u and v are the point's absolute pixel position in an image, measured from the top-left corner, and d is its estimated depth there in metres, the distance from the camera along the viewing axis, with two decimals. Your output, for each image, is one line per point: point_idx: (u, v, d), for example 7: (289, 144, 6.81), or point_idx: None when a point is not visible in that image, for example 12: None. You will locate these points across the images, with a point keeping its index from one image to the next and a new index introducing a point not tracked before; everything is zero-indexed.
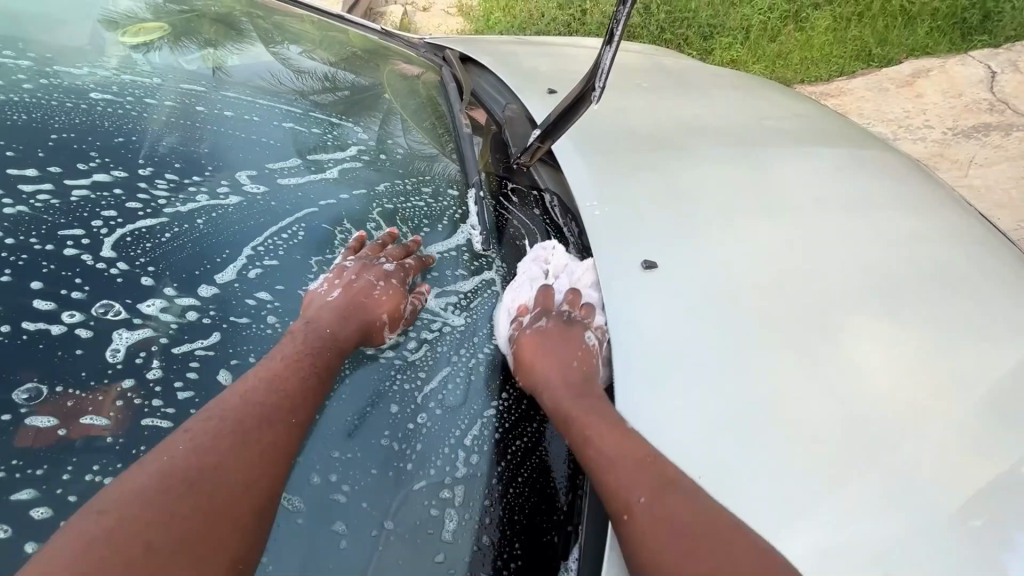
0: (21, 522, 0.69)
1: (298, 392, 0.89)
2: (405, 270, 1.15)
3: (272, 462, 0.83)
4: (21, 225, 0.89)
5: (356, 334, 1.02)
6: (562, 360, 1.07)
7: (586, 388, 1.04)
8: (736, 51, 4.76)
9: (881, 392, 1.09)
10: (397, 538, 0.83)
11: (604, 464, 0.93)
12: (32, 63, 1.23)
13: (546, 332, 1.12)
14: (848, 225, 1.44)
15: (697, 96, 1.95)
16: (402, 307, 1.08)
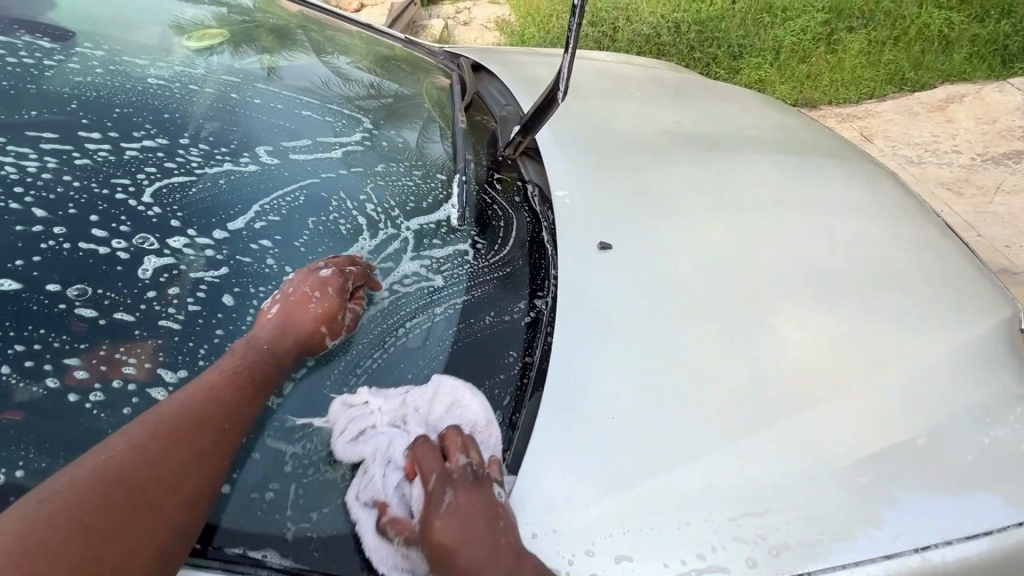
0: (65, 380, 0.87)
1: (236, 403, 0.94)
2: (344, 275, 1.16)
3: (210, 465, 0.87)
4: (85, 172, 1.07)
5: (294, 348, 1.06)
6: (478, 539, 0.87)
7: (515, 559, 0.87)
8: (765, 71, 4.78)
9: (801, 367, 1.22)
10: (353, 441, 1.00)
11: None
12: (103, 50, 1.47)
13: (452, 511, 0.89)
14: (808, 224, 1.56)
15: (692, 106, 2.11)
16: (341, 319, 1.12)
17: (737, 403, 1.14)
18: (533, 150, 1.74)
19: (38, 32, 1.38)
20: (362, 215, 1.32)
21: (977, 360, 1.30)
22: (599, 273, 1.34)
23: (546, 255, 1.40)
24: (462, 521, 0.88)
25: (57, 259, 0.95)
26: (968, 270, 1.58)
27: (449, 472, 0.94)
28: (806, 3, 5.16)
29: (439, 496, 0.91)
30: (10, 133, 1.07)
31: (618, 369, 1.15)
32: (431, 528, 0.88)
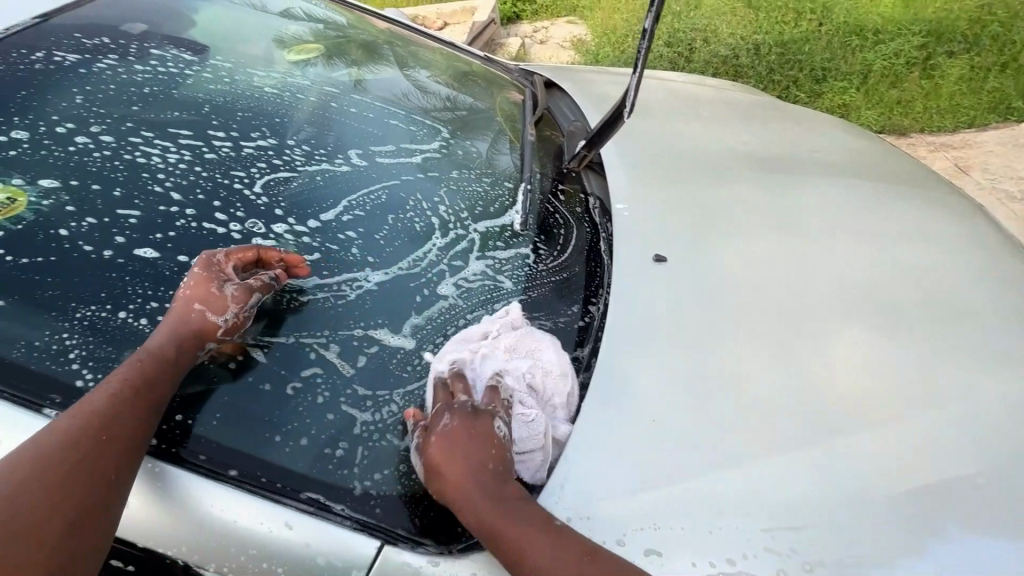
0: None
1: (113, 410, 0.89)
2: (208, 255, 1.10)
3: (96, 478, 0.85)
4: (212, 164, 1.26)
5: (172, 334, 0.99)
6: (470, 461, 0.97)
7: (500, 486, 0.96)
8: (850, 95, 4.60)
9: (855, 390, 1.21)
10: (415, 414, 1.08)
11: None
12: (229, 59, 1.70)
13: (450, 433, 0.99)
14: (876, 251, 1.53)
15: (763, 128, 2.11)
16: (218, 291, 1.05)
17: (780, 418, 1.15)
18: (597, 164, 1.82)
19: (182, 43, 1.62)
20: (435, 215, 1.44)
21: None
22: (654, 283, 1.39)
23: (602, 265, 1.47)
24: (462, 444, 0.98)
25: (188, 235, 1.13)
26: None
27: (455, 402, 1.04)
28: (901, 26, 4.92)
29: (444, 417, 1.02)
30: (156, 128, 1.27)
31: (666, 374, 1.20)
32: (434, 447, 0.98)
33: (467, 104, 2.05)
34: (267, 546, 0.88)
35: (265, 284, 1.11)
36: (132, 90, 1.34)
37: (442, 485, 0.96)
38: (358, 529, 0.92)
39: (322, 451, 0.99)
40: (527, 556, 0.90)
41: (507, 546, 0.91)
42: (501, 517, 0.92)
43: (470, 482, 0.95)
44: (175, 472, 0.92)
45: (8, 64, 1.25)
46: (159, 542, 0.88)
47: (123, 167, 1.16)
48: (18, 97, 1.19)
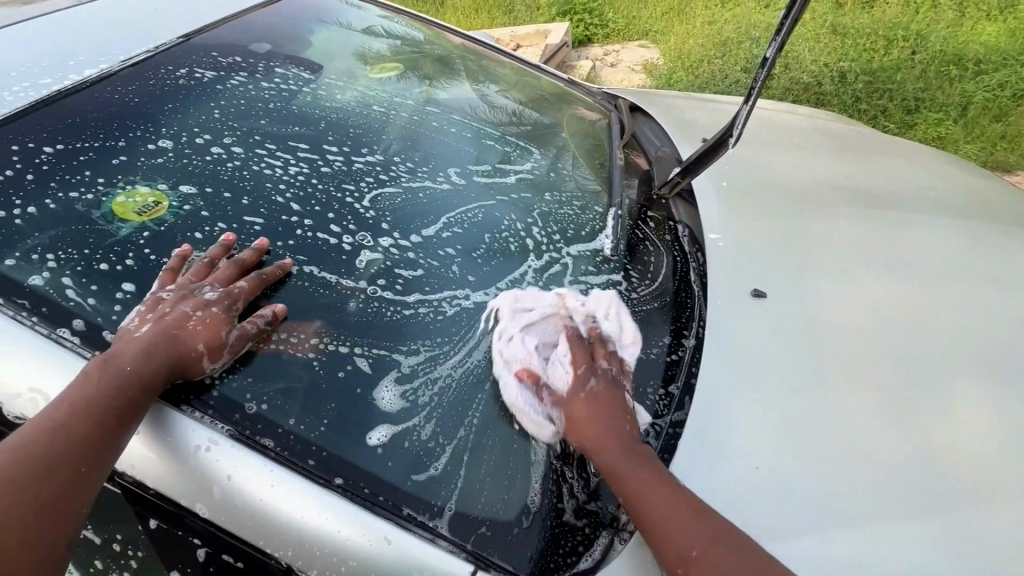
0: (299, 340, 1.07)
1: (85, 434, 0.88)
2: (231, 296, 1.05)
3: (57, 499, 0.85)
4: (327, 178, 1.33)
5: (165, 368, 0.95)
6: (606, 417, 1.02)
7: (632, 442, 1.00)
8: (947, 127, 4.30)
9: (982, 454, 1.10)
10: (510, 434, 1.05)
11: (657, 527, 0.92)
12: (334, 74, 1.78)
13: (590, 394, 1.05)
14: (1004, 299, 1.39)
15: (864, 160, 2.00)
16: (223, 335, 1.01)
17: (897, 480, 1.07)
18: (687, 191, 1.77)
19: (301, 63, 1.73)
20: (530, 237, 1.44)
21: None
22: (755, 319, 1.33)
23: (693, 296, 1.41)
24: (603, 402, 1.04)
25: (305, 245, 1.19)
26: None
27: (593, 367, 1.11)
28: (1008, 56, 4.58)
29: (587, 379, 1.07)
30: (278, 141, 1.36)
31: (768, 420, 1.14)
32: (577, 402, 1.04)
33: (529, 116, 2.06)
34: (369, 561, 0.89)
35: (262, 331, 1.05)
36: (259, 105, 1.44)
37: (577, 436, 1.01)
38: (455, 551, 0.91)
39: (427, 471, 0.98)
40: (651, 507, 0.93)
41: (632, 494, 0.95)
42: (632, 467, 0.97)
43: (607, 433, 1.00)
44: (286, 473, 0.92)
45: (157, 80, 1.38)
46: (268, 542, 0.90)
47: (250, 177, 1.25)
48: (166, 110, 1.31)
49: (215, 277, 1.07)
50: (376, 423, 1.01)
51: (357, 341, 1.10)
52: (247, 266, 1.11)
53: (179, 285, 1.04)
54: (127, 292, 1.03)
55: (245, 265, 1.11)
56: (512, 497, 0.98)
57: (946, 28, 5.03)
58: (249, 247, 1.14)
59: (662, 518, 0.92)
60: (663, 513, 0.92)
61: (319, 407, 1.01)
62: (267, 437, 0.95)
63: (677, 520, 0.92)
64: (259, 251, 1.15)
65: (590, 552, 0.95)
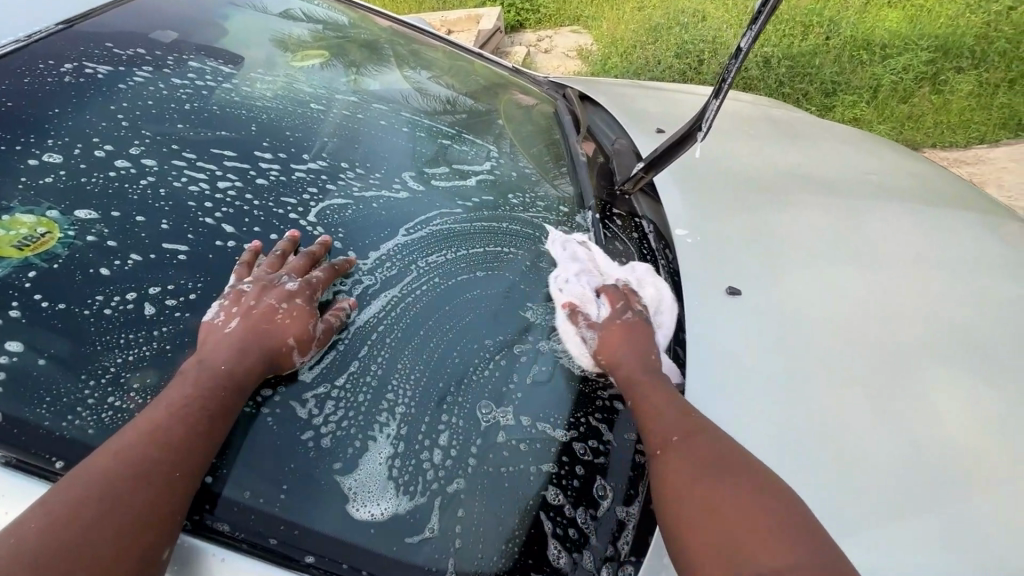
0: None
1: (179, 441, 0.80)
2: (311, 286, 1.02)
3: (148, 517, 0.74)
4: (264, 190, 1.15)
5: (259, 366, 0.91)
6: (629, 340, 1.15)
7: (648, 359, 1.12)
8: (862, 110, 4.57)
9: (959, 439, 1.13)
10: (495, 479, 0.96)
11: (651, 416, 1.02)
12: (256, 65, 1.56)
13: (621, 324, 1.17)
14: (954, 282, 1.45)
15: (807, 146, 2.04)
16: (310, 330, 0.98)
17: (887, 475, 1.07)
18: (649, 184, 1.72)
19: (216, 54, 1.51)
20: (495, 245, 1.33)
21: None
22: (733, 319, 1.29)
23: (666, 297, 1.35)
24: (633, 333, 1.16)
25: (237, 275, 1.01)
26: None
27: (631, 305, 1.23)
28: (910, 40, 4.92)
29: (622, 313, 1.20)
30: (198, 148, 1.16)
31: (758, 427, 1.11)
32: (612, 326, 1.18)
33: (466, 105, 1.93)
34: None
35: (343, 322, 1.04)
36: (172, 106, 1.22)
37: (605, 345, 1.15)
38: None
39: (419, 532, 0.87)
40: (649, 403, 1.04)
41: (639, 394, 1.05)
42: (646, 378, 1.07)
43: (630, 352, 1.12)
44: (239, 560, 0.80)
45: (35, 78, 1.14)
46: None
47: (167, 195, 1.05)
48: (51, 116, 1.08)
49: (290, 268, 1.03)
50: (379, 494, 0.88)
51: (315, 384, 0.95)
52: (320, 246, 1.10)
53: (257, 275, 1.00)
54: (13, 355, 0.82)
55: (318, 245, 1.10)
56: (511, 547, 0.90)
57: (855, 14, 5.33)
58: (318, 242, 1.12)
59: (660, 413, 1.01)
60: (660, 407, 1.02)
61: (276, 469, 0.86)
62: (223, 521, 0.82)
63: (671, 414, 1.01)
64: (322, 246, 1.11)
65: None
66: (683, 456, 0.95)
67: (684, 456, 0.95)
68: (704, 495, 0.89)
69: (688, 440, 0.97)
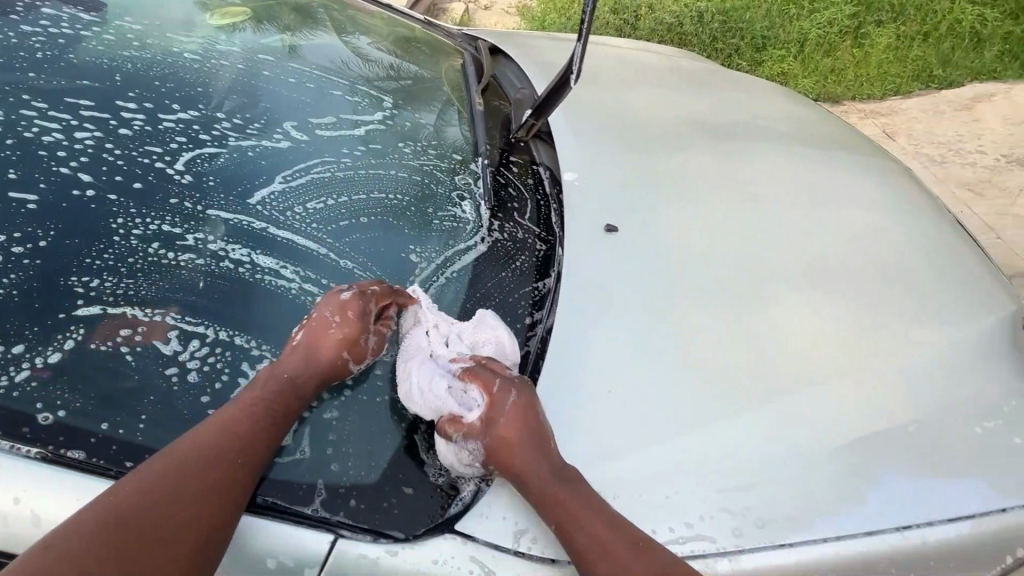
0: (91, 329, 0.90)
1: (252, 434, 0.91)
2: (366, 297, 1.06)
3: (223, 497, 0.85)
4: (128, 140, 1.14)
5: (318, 376, 0.99)
6: (525, 442, 0.96)
7: (556, 464, 0.95)
8: (788, 65, 4.69)
9: (800, 346, 1.22)
10: (368, 408, 1.03)
11: (586, 548, 0.91)
12: (129, 16, 1.50)
13: (507, 416, 0.97)
14: (816, 215, 1.54)
15: (708, 92, 2.09)
16: (364, 342, 1.05)
17: (735, 377, 1.15)
18: (545, 132, 1.77)
19: (81, 4, 1.45)
20: (378, 192, 1.36)
21: (974, 352, 1.30)
22: (609, 251, 1.37)
23: (556, 238, 1.41)
24: (523, 429, 0.97)
25: (90, 222, 1.00)
26: (977, 266, 1.56)
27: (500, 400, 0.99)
28: None
29: (503, 401, 0.98)
30: (52, 98, 1.14)
31: (620, 343, 1.17)
32: (495, 428, 0.97)
33: (411, 71, 1.91)
34: (241, 554, 0.88)
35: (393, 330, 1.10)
36: (21, 57, 1.19)
37: (497, 472, 0.96)
38: (318, 524, 0.90)
39: (291, 454, 0.95)
40: (580, 531, 0.91)
41: (554, 510, 0.92)
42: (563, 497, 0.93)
43: (536, 465, 0.94)
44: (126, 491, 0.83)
45: None
46: None
47: (16, 145, 1.05)
48: None
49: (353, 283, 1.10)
50: None
51: (196, 323, 0.97)
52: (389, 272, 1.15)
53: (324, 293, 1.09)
54: None
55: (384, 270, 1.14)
56: (377, 463, 0.98)
57: None
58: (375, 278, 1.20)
59: (594, 542, 0.90)
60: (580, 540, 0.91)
61: (137, 404, 0.89)
62: (77, 449, 0.83)
63: (594, 544, 0.90)
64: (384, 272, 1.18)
65: (460, 497, 0.96)
66: None
67: None
68: None
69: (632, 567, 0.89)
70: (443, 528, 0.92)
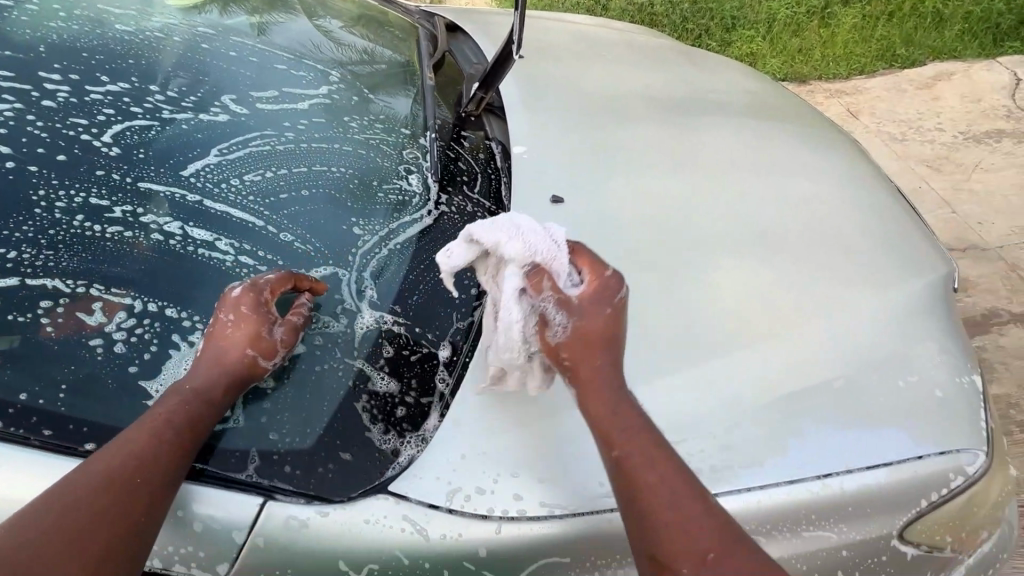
0: (10, 304, 0.91)
1: (165, 445, 0.86)
2: (258, 289, 1.03)
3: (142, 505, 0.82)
4: (51, 112, 1.12)
5: (224, 379, 0.95)
6: (606, 355, 0.98)
7: (623, 391, 0.97)
8: (757, 45, 4.67)
9: (733, 308, 1.26)
10: (305, 377, 1.04)
11: (645, 479, 0.89)
12: None
13: (596, 311, 0.99)
14: (759, 185, 1.57)
15: (662, 68, 2.09)
16: (270, 335, 1.01)
17: (672, 340, 1.18)
18: (498, 107, 1.76)
19: None
20: (320, 165, 1.35)
21: (904, 314, 1.36)
22: (554, 223, 1.38)
23: (504, 209, 1.43)
24: (609, 334, 0.99)
25: (9, 195, 0.99)
26: (912, 234, 1.60)
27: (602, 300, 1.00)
28: None
29: (597, 305, 0.99)
30: None
31: None
32: (586, 318, 0.98)
33: (385, 57, 1.86)
34: (175, 518, 0.89)
35: (304, 320, 1.07)
36: None
37: (570, 372, 0.97)
38: (248, 488, 0.91)
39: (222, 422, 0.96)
40: (639, 462, 0.91)
41: (617, 435, 0.93)
42: (625, 419, 0.94)
43: (609, 378, 0.97)
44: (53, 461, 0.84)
45: None
46: None
47: None
48: None
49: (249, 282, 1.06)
50: None
51: (122, 294, 0.97)
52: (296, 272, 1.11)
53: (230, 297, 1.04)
54: None
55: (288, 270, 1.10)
56: (313, 429, 0.99)
57: None
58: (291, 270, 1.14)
59: (651, 475, 0.90)
60: (650, 478, 0.89)
61: (60, 375, 0.88)
62: None
63: (663, 485, 0.89)
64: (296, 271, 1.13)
65: (397, 461, 0.98)
66: (689, 540, 0.85)
67: (686, 537, 0.85)
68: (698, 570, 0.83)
69: (681, 511, 0.87)
70: (377, 490, 0.95)
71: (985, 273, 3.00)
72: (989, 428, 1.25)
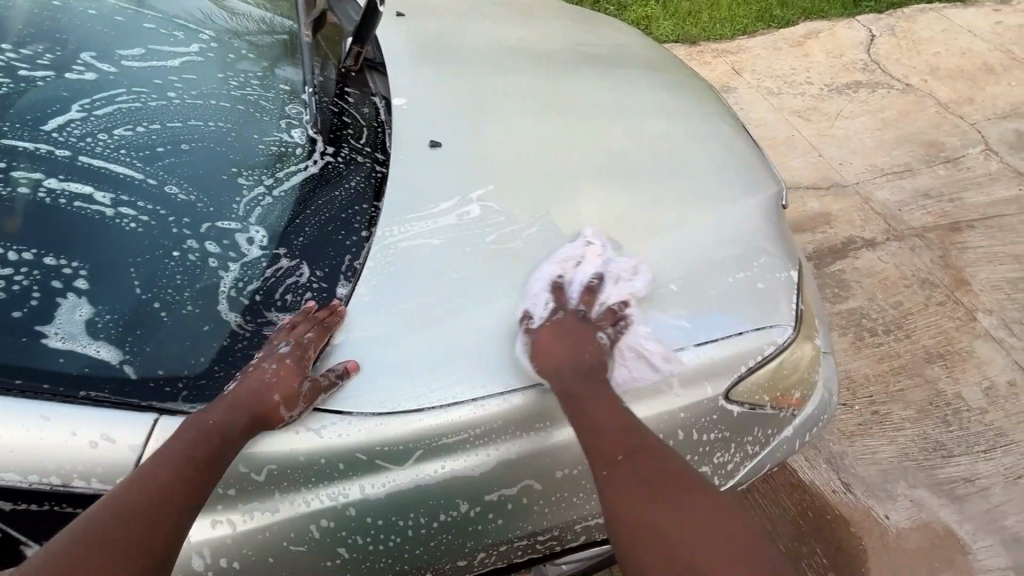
0: None
1: (181, 482, 0.94)
2: (303, 343, 1.10)
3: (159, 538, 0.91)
4: None
5: (246, 420, 1.02)
6: (573, 357, 1.22)
7: (590, 371, 1.22)
8: (650, 8, 4.93)
9: (590, 227, 1.45)
10: (197, 312, 1.12)
11: (592, 428, 1.14)
12: None
13: (562, 323, 1.27)
14: (622, 126, 1.77)
15: (540, 24, 2.24)
16: (296, 386, 1.06)
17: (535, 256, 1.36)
18: (377, 62, 1.84)
19: None
20: (195, 120, 1.38)
21: (737, 226, 1.61)
22: (432, 165, 1.50)
23: (385, 156, 1.51)
24: (574, 337, 1.25)
25: None
26: (754, 163, 1.87)
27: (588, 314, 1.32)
28: None
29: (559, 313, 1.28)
30: None
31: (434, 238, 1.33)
32: (547, 326, 1.25)
33: (286, 27, 1.84)
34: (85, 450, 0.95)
35: (334, 381, 1.09)
36: None
37: (549, 373, 1.19)
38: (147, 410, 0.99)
39: (111, 359, 1.02)
40: (590, 420, 1.15)
41: (574, 397, 1.18)
42: (581, 391, 1.19)
43: (569, 365, 1.21)
44: None
45: None
46: None
47: None
48: None
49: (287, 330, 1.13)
50: (86, 338, 1.02)
51: None
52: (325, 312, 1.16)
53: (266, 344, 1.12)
54: None
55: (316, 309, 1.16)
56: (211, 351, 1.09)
57: None
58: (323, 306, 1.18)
59: (598, 427, 1.14)
60: (595, 424, 1.15)
61: None
62: None
63: (612, 434, 1.14)
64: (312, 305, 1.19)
65: None
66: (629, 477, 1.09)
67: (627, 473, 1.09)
68: (640, 501, 1.06)
69: (630, 457, 1.11)
70: None
71: (842, 207, 3.42)
72: (800, 309, 1.54)
